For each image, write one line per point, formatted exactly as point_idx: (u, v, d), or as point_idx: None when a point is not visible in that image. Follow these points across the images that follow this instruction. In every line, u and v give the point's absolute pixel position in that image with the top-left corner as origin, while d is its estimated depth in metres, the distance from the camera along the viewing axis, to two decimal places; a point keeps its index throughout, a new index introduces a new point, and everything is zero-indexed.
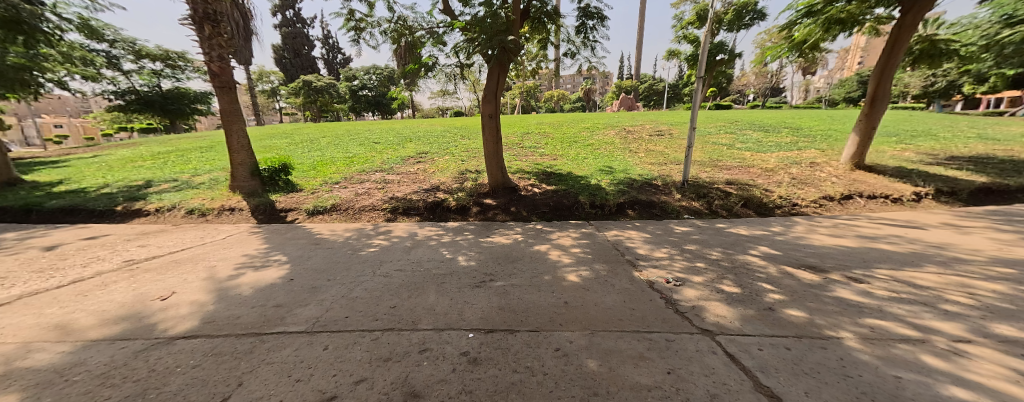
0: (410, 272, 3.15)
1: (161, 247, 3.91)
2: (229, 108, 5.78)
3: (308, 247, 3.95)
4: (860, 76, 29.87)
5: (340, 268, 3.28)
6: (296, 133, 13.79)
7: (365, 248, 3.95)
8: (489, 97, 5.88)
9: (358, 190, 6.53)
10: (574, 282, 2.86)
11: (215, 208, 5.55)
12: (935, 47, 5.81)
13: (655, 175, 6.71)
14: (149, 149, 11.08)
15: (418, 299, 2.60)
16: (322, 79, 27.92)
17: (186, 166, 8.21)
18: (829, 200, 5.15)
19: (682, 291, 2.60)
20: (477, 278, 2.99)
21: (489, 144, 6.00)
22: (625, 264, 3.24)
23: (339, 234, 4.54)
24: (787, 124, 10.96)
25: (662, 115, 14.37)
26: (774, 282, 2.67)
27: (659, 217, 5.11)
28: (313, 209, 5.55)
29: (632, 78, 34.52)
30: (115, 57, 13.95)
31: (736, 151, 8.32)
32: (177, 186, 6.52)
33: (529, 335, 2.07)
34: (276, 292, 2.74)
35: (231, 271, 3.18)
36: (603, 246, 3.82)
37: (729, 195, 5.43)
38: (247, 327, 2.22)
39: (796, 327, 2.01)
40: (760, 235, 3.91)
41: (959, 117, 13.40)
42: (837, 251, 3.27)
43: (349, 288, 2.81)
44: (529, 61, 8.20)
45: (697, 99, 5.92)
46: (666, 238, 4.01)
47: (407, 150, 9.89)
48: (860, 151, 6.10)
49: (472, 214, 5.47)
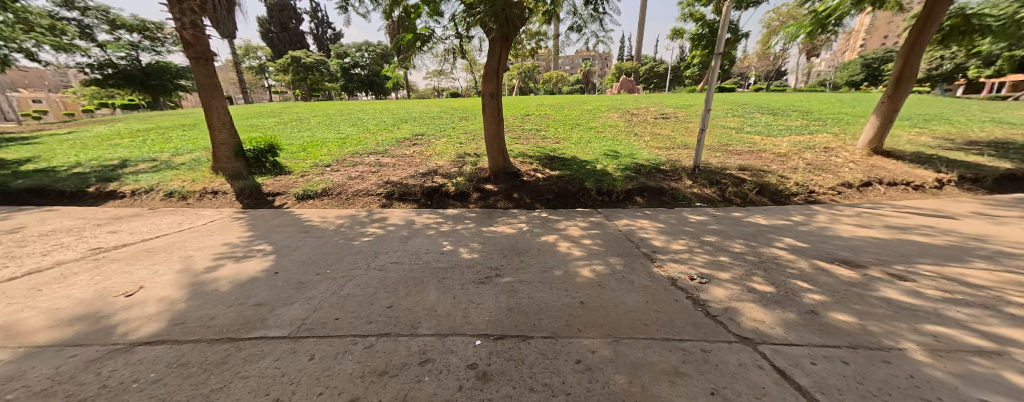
0: (407, 265, 2.87)
1: (133, 233, 3.57)
2: (208, 81, 5.34)
3: (297, 236, 3.64)
4: (863, 58, 29.30)
5: (331, 260, 2.99)
6: (285, 112, 13.19)
7: (359, 237, 3.65)
8: (490, 74, 5.44)
9: (350, 173, 6.19)
10: (588, 278, 2.60)
11: (197, 191, 5.18)
12: (970, 23, 5.56)
13: (663, 160, 6.42)
14: (128, 126, 10.51)
15: (417, 298, 2.33)
16: (311, 54, 26.71)
17: (166, 145, 7.76)
18: (848, 188, 4.92)
19: (710, 290, 2.35)
20: (482, 273, 2.72)
21: (490, 125, 5.64)
22: (642, 257, 2.99)
23: (330, 221, 4.22)
24: (795, 108, 10.64)
25: (666, 98, 13.91)
26: (810, 279, 2.44)
27: (670, 205, 4.86)
28: (303, 193, 5.21)
29: (634, 58, 33.57)
30: (88, 27, 13.10)
31: (745, 135, 8.02)
32: (155, 166, 6.11)
33: (544, 343, 1.82)
34: (258, 287, 2.45)
35: (209, 262, 2.87)
36: (616, 236, 3.56)
37: (743, 182, 5.18)
38: (220, 330, 1.91)
39: (849, 336, 1.79)
40: (782, 225, 3.68)
41: (966, 101, 13.19)
42: (870, 243, 3.04)
43: (341, 284, 2.54)
44: (528, 39, 7.74)
45: (713, 79, 5.52)
46: (681, 228, 3.76)
47: (402, 132, 9.47)
48: (879, 136, 5.85)
49: (472, 200, 5.17)
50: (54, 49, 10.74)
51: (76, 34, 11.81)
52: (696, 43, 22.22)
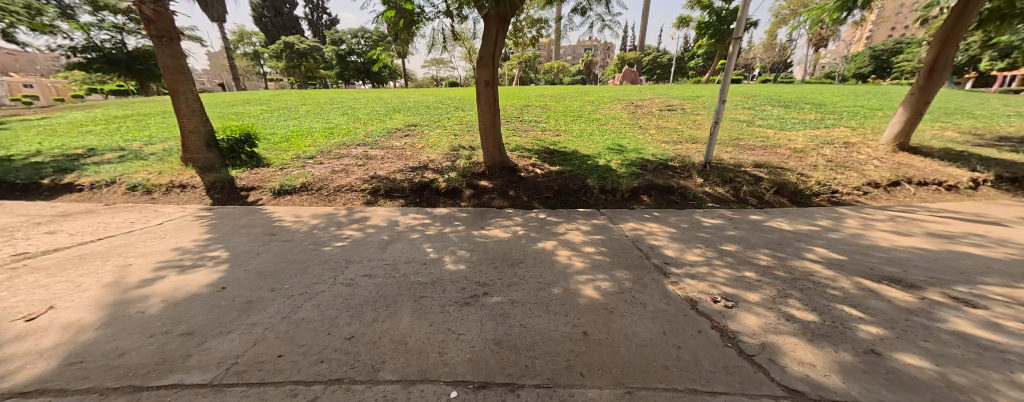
0: (381, 279, 2.47)
1: (73, 235, 3.14)
2: (174, 63, 4.87)
3: (261, 239, 3.21)
4: (871, 50, 28.69)
5: (293, 271, 2.57)
6: (274, 100, 12.67)
7: (331, 242, 3.22)
8: (485, 59, 4.95)
9: (335, 166, 5.75)
10: (592, 300, 2.20)
11: (163, 184, 4.75)
12: (1013, 6, 5.09)
13: (671, 155, 6.00)
14: (106, 112, 10.00)
15: (386, 325, 1.93)
16: (306, 40, 25.91)
17: (140, 133, 7.29)
18: (874, 188, 4.52)
19: (740, 317, 1.94)
20: (467, 290, 2.32)
21: (485, 116, 5.18)
22: (653, 271, 2.57)
23: (303, 221, 3.79)
24: (807, 100, 10.18)
25: (672, 89, 13.38)
26: (858, 303, 2.02)
27: (679, 205, 4.45)
28: (279, 188, 4.78)
29: (637, 48, 32.79)
30: (68, 8, 12.00)
31: (757, 128, 7.60)
32: (122, 156, 5.65)
33: (538, 396, 1.41)
34: (196, 309, 2.04)
35: (147, 273, 2.46)
36: (622, 244, 3.15)
37: (760, 181, 4.76)
38: (125, 375, 1.50)
39: (930, 391, 1.37)
40: (810, 231, 3.27)
41: (982, 93, 12.72)
42: (917, 256, 2.63)
43: (298, 304, 2.14)
44: (529, 27, 7.23)
45: (731, 67, 5.01)
46: (694, 234, 3.34)
47: (395, 122, 9.01)
48: (907, 130, 5.43)
49: (464, 198, 4.73)
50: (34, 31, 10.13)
51: (62, 18, 11.21)
52: (703, 32, 21.56)
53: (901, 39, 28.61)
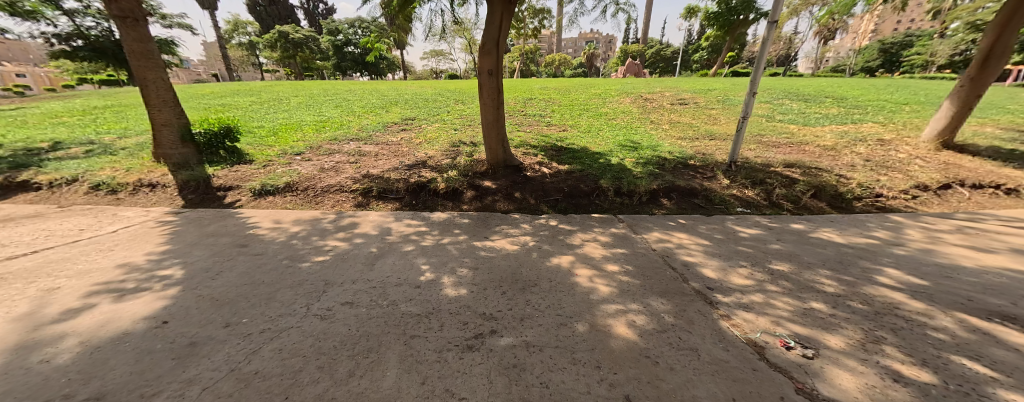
0: (365, 309, 2.00)
1: (5, 247, 2.68)
2: (140, 48, 4.33)
3: (227, 252, 2.74)
4: (881, 43, 27.93)
5: (256, 298, 2.10)
6: (264, 91, 12.09)
7: (310, 256, 2.75)
8: (488, 47, 4.41)
9: (324, 163, 5.26)
10: (628, 343, 1.73)
11: (130, 183, 4.29)
12: None
13: (690, 153, 5.51)
14: (84, 103, 9.43)
15: (365, 383, 1.46)
16: (300, 30, 25.00)
17: (116, 125, 6.78)
18: (923, 191, 4.06)
19: (830, 376, 1.47)
20: (471, 327, 1.85)
21: (488, 110, 4.68)
22: (696, 299, 2.11)
23: (282, 228, 3.32)
24: (826, 94, 9.63)
25: (682, 82, 12.84)
26: (980, 355, 1.55)
27: (706, 210, 3.98)
28: (260, 188, 4.31)
29: (641, 41, 31.98)
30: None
31: (777, 123, 7.12)
32: (90, 151, 5.16)
33: None
34: (120, 358, 1.57)
35: (74, 301, 1.99)
36: (650, 260, 2.68)
37: (793, 182, 4.30)
38: None
39: None
40: (870, 246, 2.80)
41: (1006, 86, 12.14)
42: (1018, 282, 2.16)
43: (254, 348, 1.66)
44: (530, 17, 6.72)
45: (763, 56, 4.47)
46: (733, 248, 2.87)
47: (391, 115, 8.50)
48: (952, 126, 4.98)
49: (465, 200, 4.26)
50: (19, 18, 9.34)
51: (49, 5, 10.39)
52: (711, 23, 20.87)
53: (913, 31, 27.85)
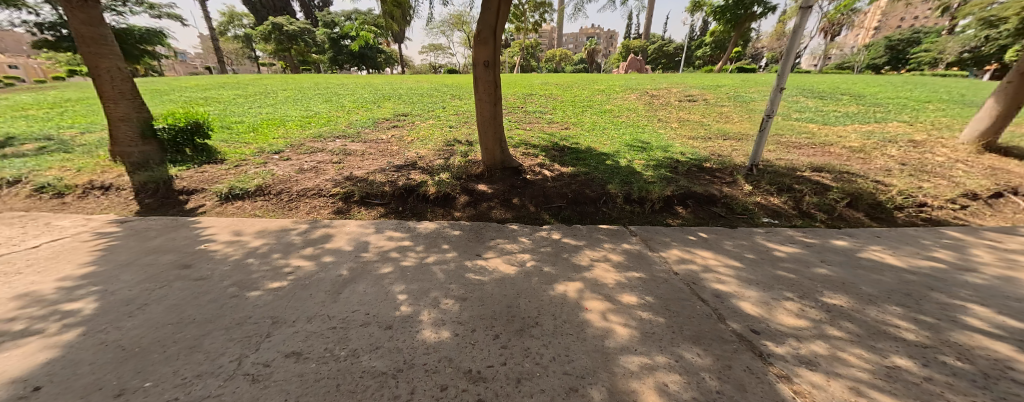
0: (313, 366, 1.52)
1: None
2: (90, 32, 3.80)
3: (164, 274, 2.26)
4: (888, 40, 27.46)
5: (174, 346, 1.61)
6: (251, 84, 11.54)
7: (264, 279, 2.27)
8: (484, 35, 3.90)
9: (304, 163, 4.78)
10: None
11: (78, 186, 3.80)
12: None
13: (706, 154, 5.04)
14: (57, 95, 8.88)
15: None
16: (295, 22, 24.30)
17: (82, 119, 6.27)
18: (972, 200, 3.61)
19: None
20: (449, 398, 1.37)
21: (484, 107, 4.20)
22: (744, 351, 1.64)
23: (241, 241, 2.84)
24: (842, 91, 9.16)
25: (688, 78, 12.34)
26: None
27: (729, 220, 3.51)
28: (227, 192, 3.83)
29: (643, 36, 31.28)
30: None
31: (795, 122, 6.65)
32: (43, 148, 4.67)
33: None
34: None
35: None
36: (675, 289, 2.22)
37: (825, 190, 3.83)
38: None
39: None
40: (935, 271, 2.34)
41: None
42: None
43: None
44: (532, 10, 6.21)
45: (793, 50, 3.98)
46: (772, 271, 2.41)
47: (383, 111, 8.00)
48: (998, 126, 4.52)
49: (456, 207, 3.78)
50: None
51: None
52: (717, 18, 20.31)
53: (920, 28, 27.33)
